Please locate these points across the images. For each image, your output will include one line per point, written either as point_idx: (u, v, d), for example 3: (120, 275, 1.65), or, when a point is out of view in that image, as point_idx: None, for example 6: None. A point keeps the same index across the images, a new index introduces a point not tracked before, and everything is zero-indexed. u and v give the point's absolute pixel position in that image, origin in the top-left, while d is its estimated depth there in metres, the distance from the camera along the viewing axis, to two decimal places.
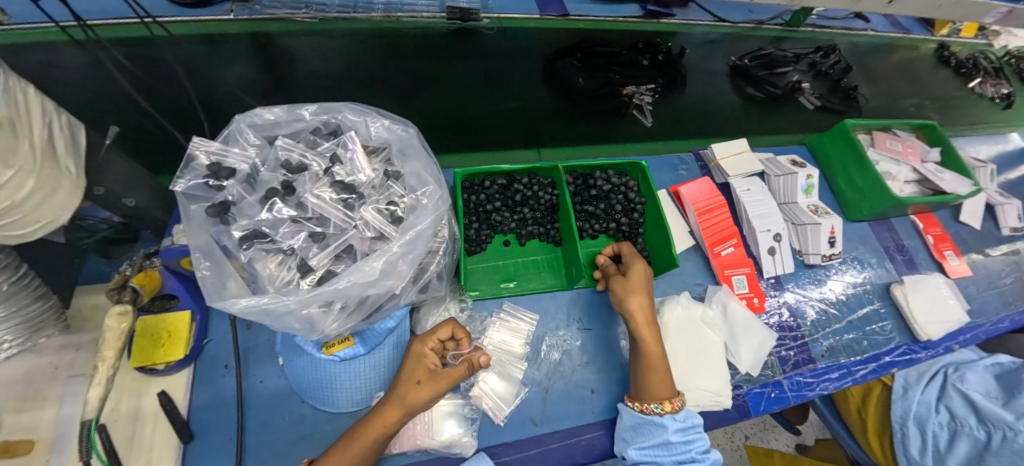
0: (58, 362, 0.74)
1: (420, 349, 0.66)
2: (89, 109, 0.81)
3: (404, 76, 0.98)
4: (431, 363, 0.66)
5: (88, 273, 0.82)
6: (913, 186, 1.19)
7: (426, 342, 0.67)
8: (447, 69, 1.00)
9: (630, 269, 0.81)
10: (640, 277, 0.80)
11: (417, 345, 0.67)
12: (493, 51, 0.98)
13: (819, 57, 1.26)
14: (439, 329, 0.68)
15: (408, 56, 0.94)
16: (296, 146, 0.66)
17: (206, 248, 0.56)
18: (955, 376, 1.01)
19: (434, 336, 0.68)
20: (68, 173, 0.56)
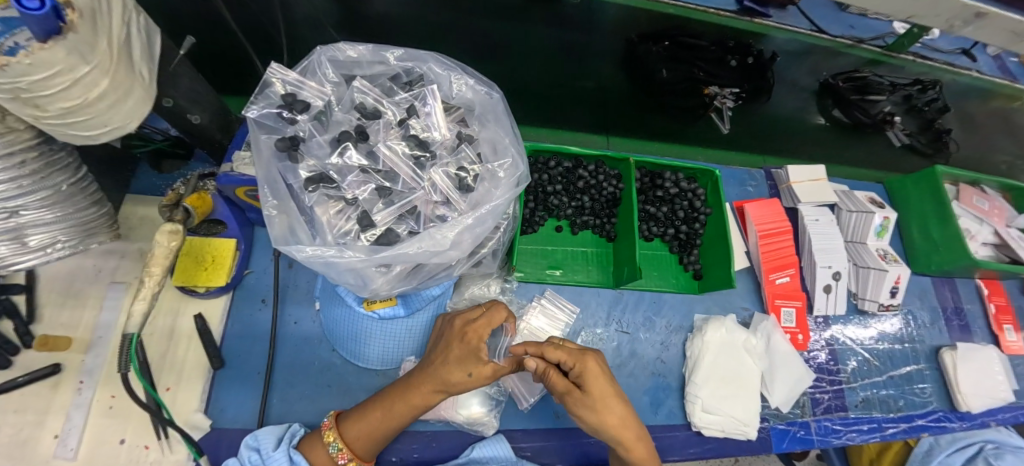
0: (101, 266, 0.75)
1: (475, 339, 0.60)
2: (161, 13, 0.79)
3: (477, 34, 0.93)
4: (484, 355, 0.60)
5: (140, 183, 0.82)
6: (990, 249, 1.10)
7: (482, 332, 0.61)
8: (522, 33, 0.93)
9: (581, 373, 0.59)
10: (602, 384, 0.59)
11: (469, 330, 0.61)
12: (575, 24, 0.91)
13: (917, 91, 1.11)
14: (495, 317, 0.63)
15: (484, 14, 0.87)
16: (372, 90, 0.61)
17: (273, 183, 0.53)
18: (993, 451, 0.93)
19: (488, 323, 0.62)
20: (141, 79, 0.51)
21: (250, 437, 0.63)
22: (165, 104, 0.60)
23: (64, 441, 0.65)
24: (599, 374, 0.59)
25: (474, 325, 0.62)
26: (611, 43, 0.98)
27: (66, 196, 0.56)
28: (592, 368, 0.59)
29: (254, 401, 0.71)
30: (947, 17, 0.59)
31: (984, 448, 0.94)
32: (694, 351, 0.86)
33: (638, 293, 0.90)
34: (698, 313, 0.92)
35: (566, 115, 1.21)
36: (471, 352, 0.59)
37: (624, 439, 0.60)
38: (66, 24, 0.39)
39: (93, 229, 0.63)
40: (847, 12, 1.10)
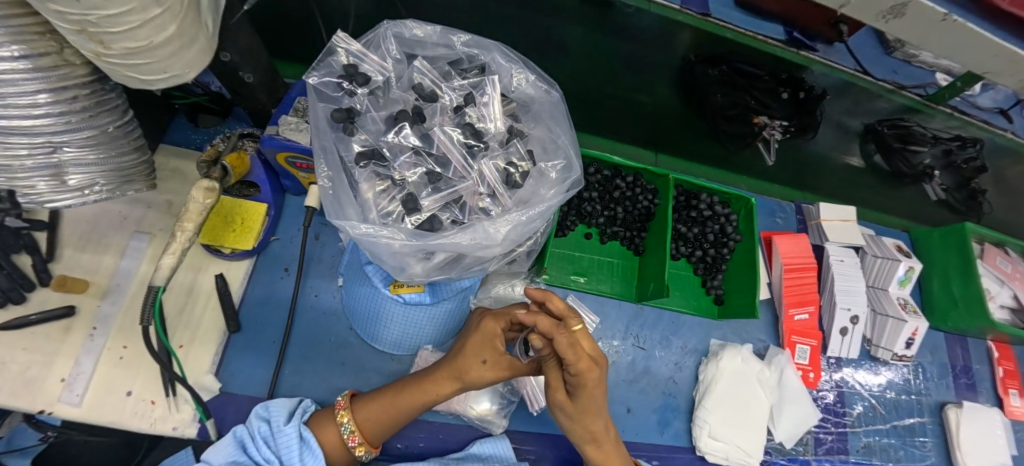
0: (127, 214, 0.75)
1: (493, 328, 0.58)
2: None
3: (527, 27, 0.93)
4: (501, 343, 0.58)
5: (174, 135, 0.81)
6: (1007, 312, 1.10)
7: (499, 322, 0.58)
8: (570, 33, 0.94)
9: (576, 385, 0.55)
10: (590, 398, 0.56)
11: (487, 321, 0.59)
12: (625, 30, 0.92)
13: (957, 147, 1.12)
14: (513, 309, 0.60)
15: (531, 7, 0.88)
16: (431, 72, 0.61)
17: (328, 153, 0.52)
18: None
19: (507, 316, 0.59)
20: (206, 29, 0.50)
21: (262, 407, 0.61)
22: (221, 58, 0.59)
23: (70, 386, 0.64)
24: (591, 392, 0.55)
25: (491, 314, 0.59)
26: (665, 58, 0.99)
27: (109, 138, 0.54)
28: (587, 383, 0.54)
29: (266, 371, 0.70)
30: (1020, 77, 0.56)
31: None
32: (707, 376, 0.85)
33: (658, 311, 0.90)
34: (715, 338, 0.91)
35: (619, 126, 1.21)
36: (487, 338, 0.58)
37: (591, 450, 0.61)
38: None
39: (131, 175, 0.61)
40: (893, 57, 1.10)
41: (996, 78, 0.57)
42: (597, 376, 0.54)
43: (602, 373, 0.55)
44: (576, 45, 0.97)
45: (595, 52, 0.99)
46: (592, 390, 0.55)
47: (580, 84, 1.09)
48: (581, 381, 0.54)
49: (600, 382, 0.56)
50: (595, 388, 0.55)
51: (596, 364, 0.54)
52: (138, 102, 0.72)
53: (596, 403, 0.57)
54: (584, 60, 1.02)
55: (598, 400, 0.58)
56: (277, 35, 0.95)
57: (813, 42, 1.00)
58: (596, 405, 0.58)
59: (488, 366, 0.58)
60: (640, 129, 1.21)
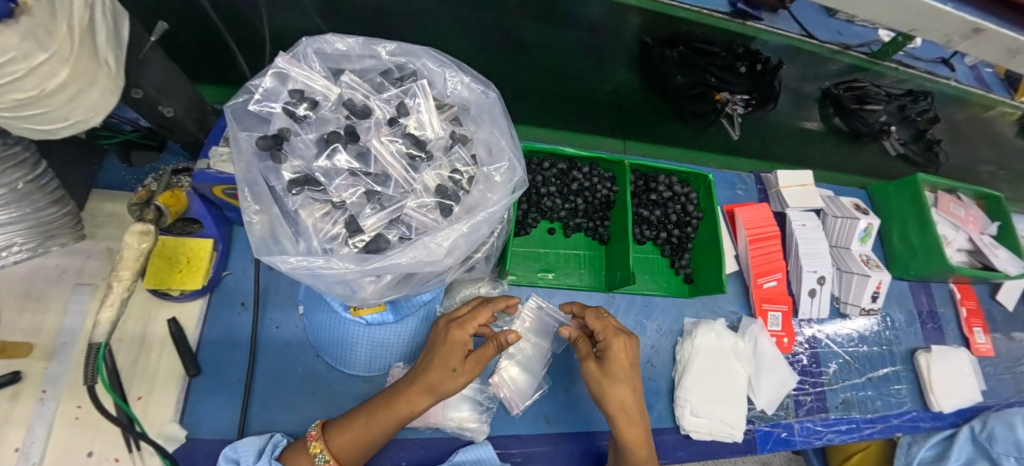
0: (65, 266, 0.71)
1: (459, 336, 0.59)
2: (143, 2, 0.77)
3: (468, 24, 0.91)
4: (467, 347, 0.60)
5: (106, 177, 0.77)
6: (964, 255, 1.14)
7: (466, 329, 0.60)
8: (516, 28, 0.93)
9: (604, 355, 0.63)
10: (622, 366, 0.62)
11: (454, 330, 0.60)
12: (567, 19, 0.91)
13: (910, 102, 1.15)
14: (478, 314, 0.62)
15: (471, 5, 0.86)
16: (361, 85, 0.59)
17: (254, 183, 0.49)
18: (985, 433, 0.97)
19: (473, 323, 0.61)
20: (107, 68, 0.47)
21: (229, 448, 0.60)
22: (135, 95, 0.56)
23: (24, 456, 0.61)
24: (623, 354, 0.63)
25: (457, 323, 0.61)
26: (615, 43, 0.99)
27: (20, 195, 0.50)
28: (615, 349, 0.63)
29: (232, 411, 0.68)
30: (945, 32, 0.57)
31: (974, 430, 0.98)
32: (684, 355, 0.86)
33: (630, 296, 0.90)
34: (688, 317, 0.92)
35: (578, 116, 1.20)
36: (456, 345, 0.59)
37: (623, 425, 0.62)
38: (17, 5, 0.35)
39: (55, 230, 0.57)
40: (835, 18, 1.12)
41: (922, 35, 0.59)
42: (626, 341, 0.63)
43: (627, 343, 0.63)
44: (525, 40, 0.97)
45: (547, 45, 0.98)
46: (623, 358, 0.62)
47: (534, 80, 1.08)
48: (608, 345, 0.63)
49: (626, 350, 0.63)
50: (627, 365, 0.63)
51: (622, 334, 0.64)
52: (62, 148, 0.69)
53: (626, 370, 0.63)
54: (536, 54, 1.01)
55: (628, 372, 0.63)
56: (221, 59, 0.92)
57: (757, 11, 1.02)
58: (626, 379, 0.62)
59: (458, 374, 0.58)
60: (598, 116, 1.21)
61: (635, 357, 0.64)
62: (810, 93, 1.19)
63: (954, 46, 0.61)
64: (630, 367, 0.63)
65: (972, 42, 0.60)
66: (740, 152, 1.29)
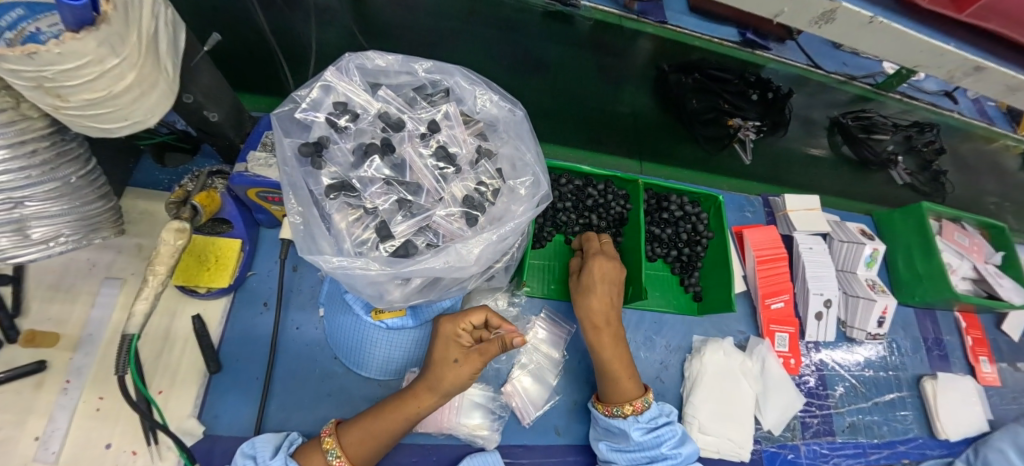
0: (96, 260, 0.73)
1: (452, 329, 0.62)
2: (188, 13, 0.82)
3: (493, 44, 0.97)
4: (465, 342, 0.62)
5: (141, 176, 0.80)
6: (969, 284, 1.16)
7: (458, 324, 0.63)
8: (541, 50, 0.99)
9: (584, 269, 0.79)
10: (595, 277, 0.76)
11: (448, 327, 0.63)
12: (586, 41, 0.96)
13: (916, 132, 1.20)
14: (471, 313, 0.64)
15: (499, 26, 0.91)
16: (396, 99, 0.62)
17: (298, 186, 0.52)
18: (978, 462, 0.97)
19: (467, 318, 0.63)
20: (165, 74, 0.51)
21: (247, 444, 0.60)
22: (184, 100, 0.59)
23: (45, 444, 0.62)
24: (600, 271, 0.77)
25: (452, 318, 0.64)
26: (634, 67, 1.04)
27: (72, 188, 0.53)
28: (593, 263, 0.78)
29: (250, 408, 0.69)
30: (948, 69, 0.61)
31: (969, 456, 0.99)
32: (692, 372, 0.87)
33: (640, 312, 0.92)
34: (696, 335, 0.94)
35: (600, 137, 1.24)
36: (453, 339, 0.62)
37: (591, 331, 0.74)
38: (100, 15, 0.38)
39: (98, 223, 0.60)
40: (841, 50, 1.16)
41: (927, 71, 0.62)
42: (603, 262, 0.77)
43: (604, 262, 0.78)
44: (548, 60, 1.02)
45: (568, 65, 1.03)
46: (598, 273, 0.76)
47: (552, 99, 1.13)
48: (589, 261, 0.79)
49: (604, 268, 0.77)
50: (602, 278, 0.76)
51: (605, 256, 0.79)
52: (103, 147, 0.72)
53: (603, 277, 0.76)
54: (557, 74, 1.06)
55: (603, 285, 0.76)
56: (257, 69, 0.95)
57: (766, 41, 1.05)
58: (599, 289, 0.76)
59: (461, 366, 0.60)
60: (613, 136, 1.24)
61: (613, 274, 0.77)
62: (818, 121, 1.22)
63: (956, 82, 0.65)
64: (604, 282, 0.76)
65: (973, 79, 0.63)
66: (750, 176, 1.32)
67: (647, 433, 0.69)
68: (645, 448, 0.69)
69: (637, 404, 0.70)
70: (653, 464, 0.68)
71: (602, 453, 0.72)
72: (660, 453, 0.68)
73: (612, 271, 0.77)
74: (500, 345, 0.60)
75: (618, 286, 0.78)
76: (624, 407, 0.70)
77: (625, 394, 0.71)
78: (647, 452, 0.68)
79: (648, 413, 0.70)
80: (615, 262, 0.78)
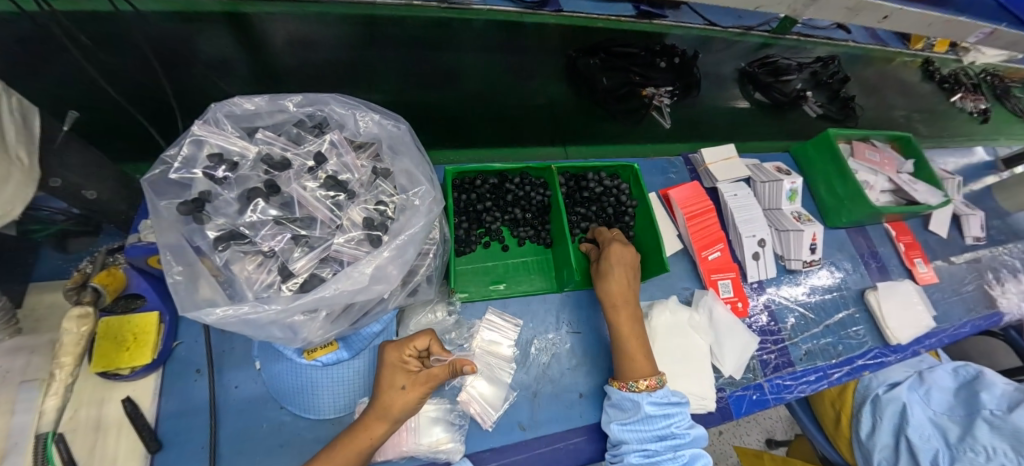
0: (8, 367, 0.67)
1: (396, 357, 0.62)
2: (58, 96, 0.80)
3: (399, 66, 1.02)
4: (411, 367, 0.62)
5: (45, 269, 0.77)
6: (888, 195, 1.23)
7: (403, 351, 0.63)
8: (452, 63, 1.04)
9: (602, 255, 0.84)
10: (614, 260, 0.81)
11: (392, 353, 0.63)
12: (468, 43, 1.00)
13: (820, 68, 1.32)
14: (417, 338, 0.64)
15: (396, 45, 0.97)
16: (277, 139, 0.62)
17: (178, 248, 0.51)
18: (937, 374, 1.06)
19: (411, 345, 0.63)
20: (18, 163, 0.49)
21: None
22: (53, 183, 0.58)
23: None
24: (618, 255, 0.82)
25: (395, 345, 0.64)
26: (540, 59, 1.09)
27: None
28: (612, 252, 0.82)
29: None
30: (787, 4, 0.66)
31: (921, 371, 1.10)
32: None
33: (584, 292, 0.93)
34: (643, 301, 0.96)
35: None
36: (398, 366, 0.62)
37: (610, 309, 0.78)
38: None
39: None
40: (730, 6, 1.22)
41: (770, 9, 0.67)
42: (618, 248, 0.82)
43: (618, 247, 0.83)
44: (460, 69, 1.05)
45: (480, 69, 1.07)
46: (614, 258, 0.81)
47: (468, 106, 1.14)
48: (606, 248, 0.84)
49: (621, 254, 0.82)
50: (620, 264, 0.81)
51: (621, 242, 0.84)
52: None
53: (617, 259, 0.81)
54: (468, 81, 1.09)
55: (616, 268, 0.80)
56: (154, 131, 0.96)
57: (661, 10, 1.11)
58: (618, 272, 0.80)
59: (408, 392, 0.61)
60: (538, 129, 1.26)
61: (629, 259, 0.82)
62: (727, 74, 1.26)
63: (802, 13, 0.70)
64: (621, 265, 0.81)
65: (815, 8, 0.68)
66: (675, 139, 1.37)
67: (660, 411, 0.70)
68: (654, 428, 0.69)
69: (651, 381, 0.72)
70: (664, 442, 0.69)
71: (612, 432, 0.72)
72: (669, 432, 0.70)
73: (622, 255, 0.82)
74: (447, 368, 0.62)
75: (634, 269, 0.82)
76: (637, 382, 0.72)
77: (639, 372, 0.74)
78: (656, 432, 0.69)
79: (661, 390, 0.72)
80: (630, 247, 0.83)
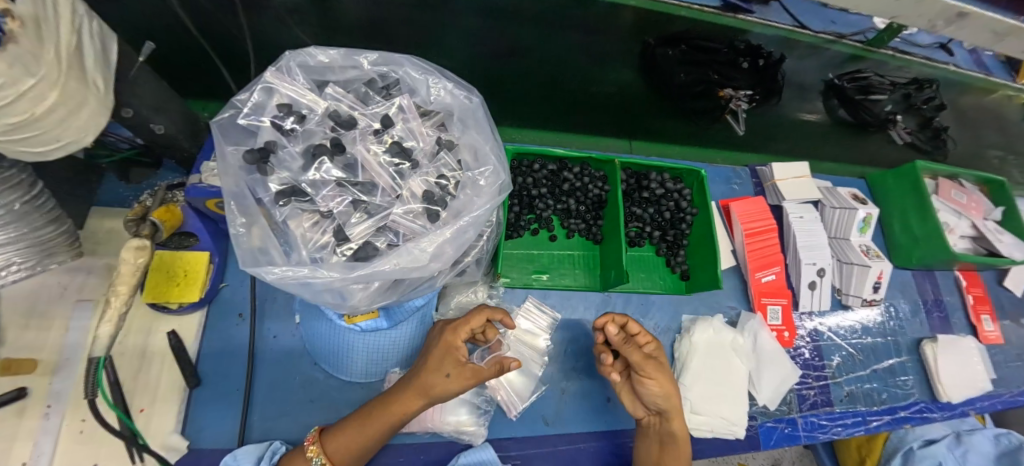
0: (67, 283, 0.72)
1: (452, 339, 0.59)
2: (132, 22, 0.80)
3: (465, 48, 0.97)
4: (462, 355, 0.58)
5: (107, 194, 0.79)
6: (967, 242, 1.13)
7: (459, 333, 0.60)
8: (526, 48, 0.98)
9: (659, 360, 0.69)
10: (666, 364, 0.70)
11: (449, 333, 0.60)
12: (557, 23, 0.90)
13: (915, 90, 1.14)
14: (474, 319, 0.61)
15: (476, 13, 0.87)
16: (346, 97, 0.59)
17: (241, 197, 0.50)
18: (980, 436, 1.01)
19: (468, 326, 0.60)
20: (95, 89, 0.48)
21: (229, 457, 0.61)
22: (125, 113, 0.58)
23: None
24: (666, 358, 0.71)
25: (453, 324, 0.61)
26: (610, 43, 0.97)
27: (17, 216, 0.52)
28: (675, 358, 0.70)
29: (233, 420, 0.68)
30: (928, 17, 0.58)
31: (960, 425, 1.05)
32: (682, 353, 0.86)
33: (626, 295, 0.90)
34: (685, 314, 0.92)
35: (586, 119, 1.22)
36: (450, 351, 0.58)
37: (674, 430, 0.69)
38: (3, 34, 0.35)
39: (52, 248, 0.59)
40: (828, 8, 1.10)
41: (906, 22, 0.59)
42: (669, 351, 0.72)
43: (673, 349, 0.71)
44: (526, 46, 0.97)
45: (549, 49, 0.98)
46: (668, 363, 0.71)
47: (532, 85, 1.09)
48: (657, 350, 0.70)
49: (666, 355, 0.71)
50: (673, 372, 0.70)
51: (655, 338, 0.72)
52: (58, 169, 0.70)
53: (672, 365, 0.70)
54: (538, 61, 1.02)
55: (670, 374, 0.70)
56: (219, 74, 0.96)
57: (748, 5, 1.00)
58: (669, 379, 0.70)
59: (452, 380, 0.57)
60: (606, 116, 1.21)
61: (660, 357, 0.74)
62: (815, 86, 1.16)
63: (939, 30, 0.61)
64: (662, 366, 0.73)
65: (958, 27, 0.60)
66: (743, 147, 1.30)
67: None
68: None
69: None
70: None
71: None
72: None
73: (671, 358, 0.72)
74: (495, 366, 0.60)
75: None
76: None
77: None
78: None
79: None
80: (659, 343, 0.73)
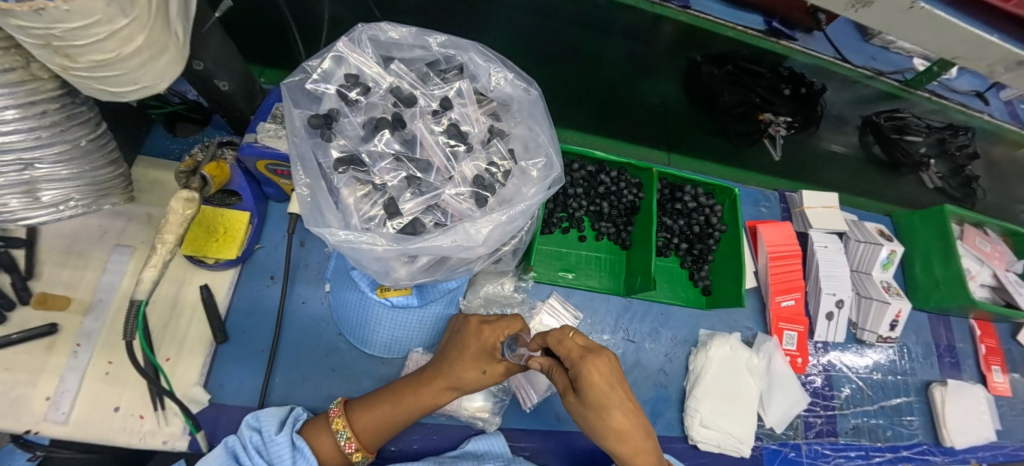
0: (107, 227, 0.73)
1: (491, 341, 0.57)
2: None
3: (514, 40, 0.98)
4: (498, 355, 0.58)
5: (153, 145, 0.81)
6: (986, 291, 1.13)
7: (498, 335, 0.58)
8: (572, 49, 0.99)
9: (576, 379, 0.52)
10: (600, 388, 0.51)
11: (487, 334, 0.58)
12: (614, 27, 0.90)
13: (950, 135, 1.13)
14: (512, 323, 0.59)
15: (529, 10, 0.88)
16: (408, 74, 0.60)
17: (305, 160, 0.52)
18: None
19: (507, 330, 0.59)
20: (175, 38, 0.49)
21: (251, 417, 0.60)
22: (194, 67, 0.59)
23: (55, 405, 0.63)
24: (603, 374, 0.51)
25: (492, 325, 0.59)
26: (657, 55, 0.97)
27: (82, 152, 0.53)
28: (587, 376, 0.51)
29: (256, 379, 0.70)
30: (989, 62, 0.58)
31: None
32: (698, 367, 0.86)
33: (647, 303, 0.91)
34: (703, 329, 0.92)
35: (624, 125, 1.22)
36: (487, 352, 0.57)
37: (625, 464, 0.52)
38: None
39: (107, 189, 0.60)
40: (870, 43, 1.08)
41: (966, 64, 0.59)
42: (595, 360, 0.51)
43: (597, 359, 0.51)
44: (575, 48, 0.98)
45: (597, 53, 0.99)
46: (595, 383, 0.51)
47: (573, 86, 1.09)
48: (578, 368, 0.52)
49: (604, 370, 0.51)
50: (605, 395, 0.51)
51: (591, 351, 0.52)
52: (113, 115, 0.71)
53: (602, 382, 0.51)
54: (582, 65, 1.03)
55: (614, 391, 0.51)
56: (272, 42, 0.97)
57: (791, 31, 1.00)
58: (609, 402, 0.51)
59: (486, 376, 0.58)
60: (642, 125, 1.22)
61: (615, 374, 0.52)
62: (852, 120, 1.16)
63: (996, 76, 0.61)
64: (613, 386, 0.51)
65: (1017, 76, 0.60)
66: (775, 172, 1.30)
67: None
68: None
69: None
70: None
71: None
72: None
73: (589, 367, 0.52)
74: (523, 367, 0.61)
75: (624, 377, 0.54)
76: None
77: None
78: None
79: None
80: (610, 353, 0.53)
